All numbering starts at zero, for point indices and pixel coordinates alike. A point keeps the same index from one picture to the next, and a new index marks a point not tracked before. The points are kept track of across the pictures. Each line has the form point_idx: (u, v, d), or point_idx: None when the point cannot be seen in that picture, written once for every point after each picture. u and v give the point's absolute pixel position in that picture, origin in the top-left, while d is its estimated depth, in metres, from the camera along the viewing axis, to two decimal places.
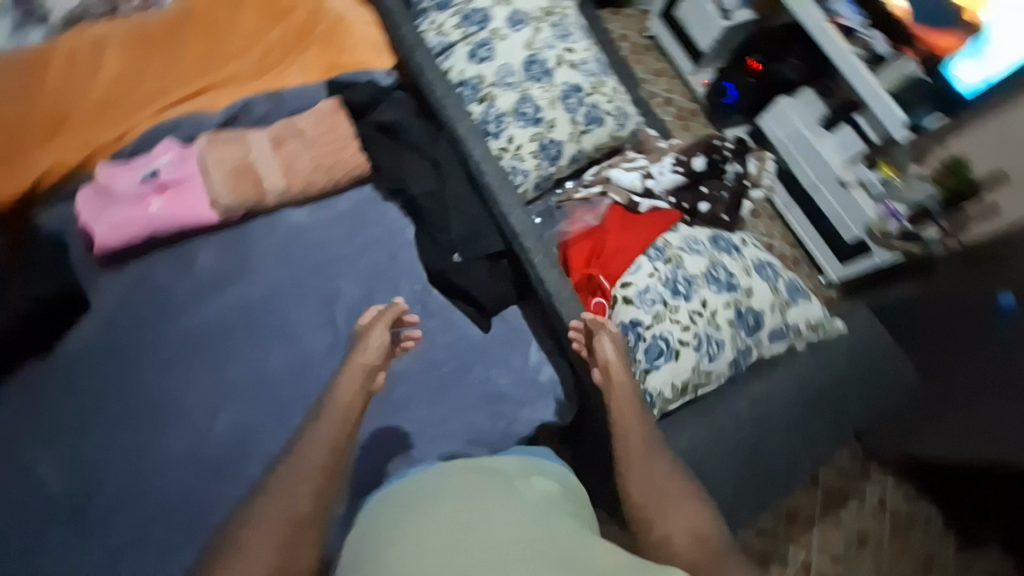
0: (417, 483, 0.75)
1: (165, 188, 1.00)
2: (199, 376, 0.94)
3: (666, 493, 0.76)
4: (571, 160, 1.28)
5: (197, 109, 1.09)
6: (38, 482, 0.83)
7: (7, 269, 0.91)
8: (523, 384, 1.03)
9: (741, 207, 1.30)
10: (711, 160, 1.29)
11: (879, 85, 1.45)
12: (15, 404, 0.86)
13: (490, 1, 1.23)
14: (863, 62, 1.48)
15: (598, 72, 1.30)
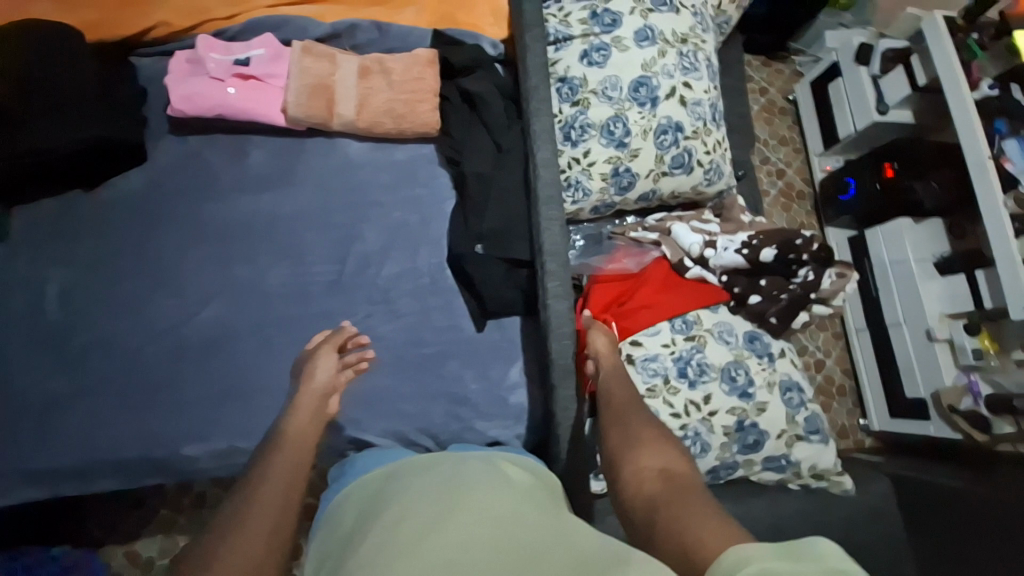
0: (378, 482, 0.74)
1: (247, 79, 1.04)
2: (208, 261, 0.99)
3: (635, 441, 0.71)
4: (640, 197, 1.19)
5: (306, 16, 1.12)
6: (51, 294, 0.94)
7: (85, 94, 0.97)
8: (491, 397, 1.00)
9: (798, 317, 1.15)
10: (783, 256, 1.13)
11: (1018, 253, 1.25)
12: (65, 224, 0.98)
13: (627, 7, 1.15)
14: (1011, 219, 1.28)
15: (708, 119, 1.19)
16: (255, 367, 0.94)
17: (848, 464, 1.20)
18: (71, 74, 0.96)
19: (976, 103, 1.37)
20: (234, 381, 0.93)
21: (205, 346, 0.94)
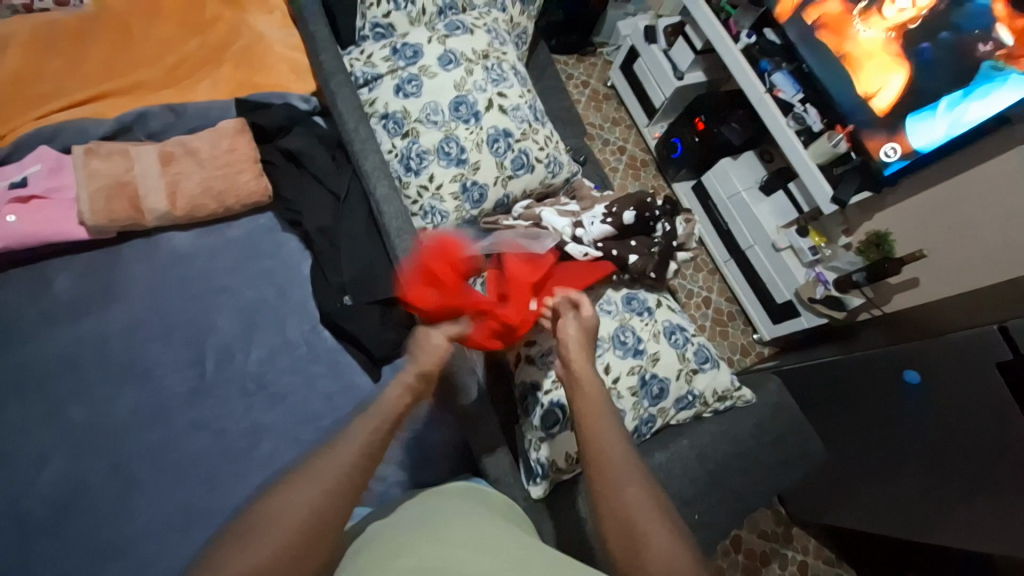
0: (371, 549, 0.68)
1: (27, 200, 0.92)
2: (27, 417, 0.83)
3: (639, 525, 0.67)
4: (496, 205, 1.23)
5: (83, 117, 1.02)
6: None
7: None
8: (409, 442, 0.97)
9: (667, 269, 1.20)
10: (641, 216, 1.17)
11: (810, 159, 1.49)
12: None
13: (424, 38, 1.20)
14: (797, 136, 1.52)
15: (532, 119, 1.28)
16: (121, 516, 0.80)
17: (747, 377, 1.34)
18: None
19: (744, 52, 1.63)
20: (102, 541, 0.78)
21: (49, 516, 0.78)
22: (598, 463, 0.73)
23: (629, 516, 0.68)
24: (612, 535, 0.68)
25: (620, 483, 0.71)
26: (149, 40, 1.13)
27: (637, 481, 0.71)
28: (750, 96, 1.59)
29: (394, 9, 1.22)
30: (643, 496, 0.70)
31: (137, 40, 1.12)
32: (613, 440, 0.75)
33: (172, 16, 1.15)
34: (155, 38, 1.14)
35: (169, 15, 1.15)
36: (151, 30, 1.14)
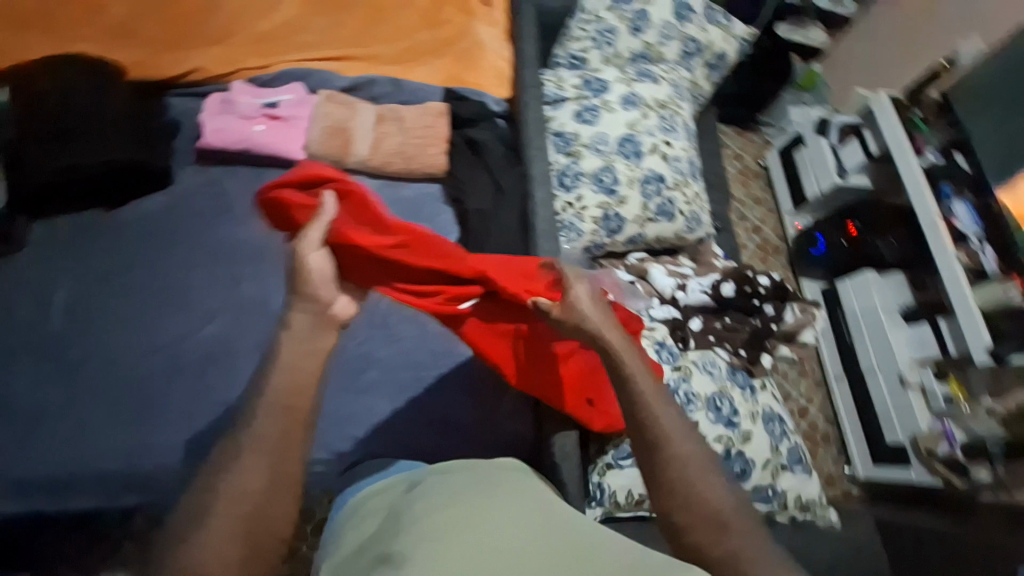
0: (419, 495, 0.69)
1: (273, 118, 1.14)
2: (216, 281, 1.04)
3: (689, 478, 0.63)
4: (627, 240, 1.28)
5: (329, 70, 1.25)
6: (56, 305, 0.97)
7: (132, 128, 1.07)
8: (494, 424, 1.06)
9: (762, 355, 1.15)
10: (740, 290, 1.17)
11: (973, 300, 1.36)
12: (86, 244, 1.03)
13: (614, 77, 1.30)
14: (965, 273, 1.39)
15: (686, 174, 1.31)
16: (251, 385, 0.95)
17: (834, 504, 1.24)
18: (113, 111, 1.07)
19: (923, 169, 1.55)
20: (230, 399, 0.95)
21: (205, 361, 0.96)
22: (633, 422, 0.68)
23: (672, 469, 0.63)
24: (657, 492, 0.63)
25: (658, 436, 0.66)
26: (393, 22, 1.34)
27: (681, 435, 0.66)
28: (919, 217, 1.49)
29: (592, 48, 1.34)
30: (687, 447, 0.65)
31: (385, 21, 1.33)
32: (647, 386, 0.70)
33: (418, 8, 1.34)
34: (398, 22, 1.33)
35: (417, 7, 1.34)
36: (398, 15, 1.34)
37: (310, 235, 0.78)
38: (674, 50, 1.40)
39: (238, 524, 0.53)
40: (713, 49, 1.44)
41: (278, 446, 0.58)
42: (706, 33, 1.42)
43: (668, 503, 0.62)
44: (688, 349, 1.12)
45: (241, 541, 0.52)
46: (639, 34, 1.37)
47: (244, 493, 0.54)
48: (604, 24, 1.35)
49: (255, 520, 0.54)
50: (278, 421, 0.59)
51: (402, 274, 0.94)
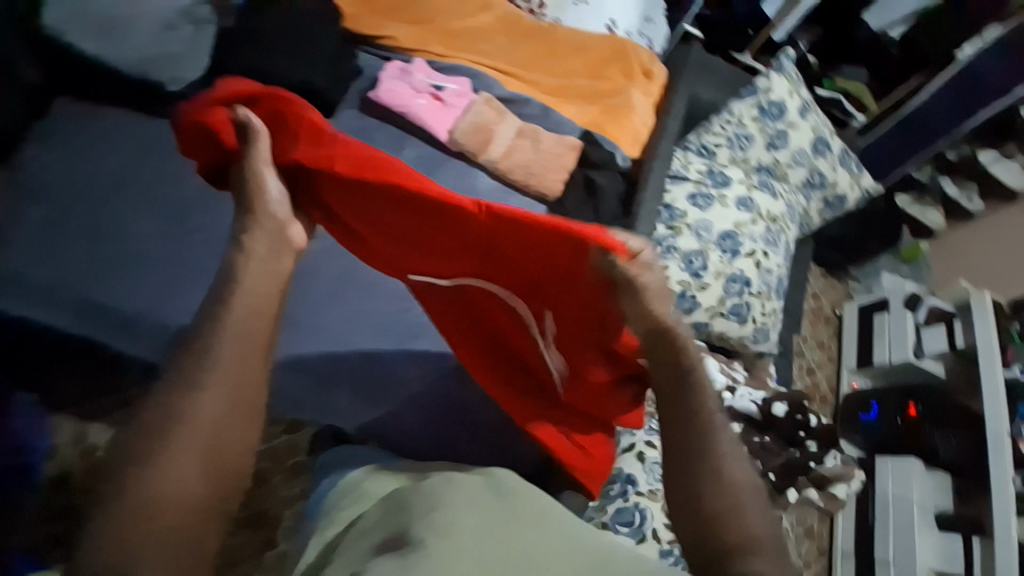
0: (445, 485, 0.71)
1: (435, 99, 1.26)
2: None
3: (742, 504, 0.64)
4: (693, 325, 1.31)
5: (494, 78, 1.38)
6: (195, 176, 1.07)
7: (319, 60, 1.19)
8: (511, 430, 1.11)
9: (790, 489, 1.10)
10: (791, 415, 1.12)
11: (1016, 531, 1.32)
12: None
13: (737, 178, 1.36)
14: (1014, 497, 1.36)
15: (772, 288, 1.34)
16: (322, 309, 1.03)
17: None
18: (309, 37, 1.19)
19: (1006, 381, 1.51)
20: (300, 312, 1.04)
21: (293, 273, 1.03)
22: (684, 435, 0.67)
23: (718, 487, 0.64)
24: (710, 525, 0.63)
25: (706, 451, 0.66)
26: (561, 62, 1.48)
27: (735, 458, 0.67)
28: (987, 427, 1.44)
29: (725, 146, 1.41)
30: (737, 470, 0.66)
31: (554, 59, 1.48)
32: (711, 405, 0.68)
33: (587, 58, 1.48)
34: (566, 63, 1.48)
35: (586, 57, 1.48)
36: (567, 57, 1.48)
37: (256, 146, 0.72)
38: (799, 176, 1.45)
39: (203, 445, 0.54)
40: (835, 190, 1.49)
41: (234, 379, 0.58)
42: (834, 173, 1.48)
43: (726, 531, 0.62)
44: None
45: (204, 462, 0.54)
46: (772, 150, 1.43)
47: (209, 424, 0.55)
48: (744, 130, 1.42)
49: (215, 453, 0.55)
50: (246, 351, 0.60)
51: (387, 228, 0.78)
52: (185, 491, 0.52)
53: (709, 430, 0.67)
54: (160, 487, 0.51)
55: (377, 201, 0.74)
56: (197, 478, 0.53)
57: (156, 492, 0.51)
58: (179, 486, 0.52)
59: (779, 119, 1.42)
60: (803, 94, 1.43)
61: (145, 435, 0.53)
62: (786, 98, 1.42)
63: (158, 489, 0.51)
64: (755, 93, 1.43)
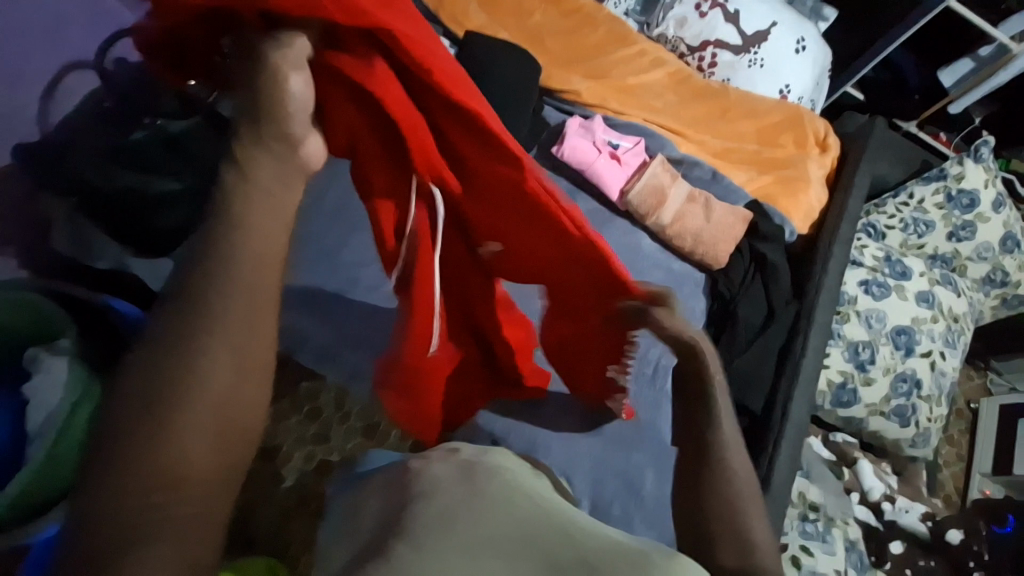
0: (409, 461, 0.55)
1: (612, 156, 1.27)
2: None
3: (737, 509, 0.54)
4: (849, 417, 1.25)
5: (667, 138, 1.37)
6: None
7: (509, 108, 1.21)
8: (654, 497, 1.03)
9: None
10: (968, 544, 1.10)
11: None
12: None
13: (917, 269, 1.28)
14: None
15: (943, 392, 1.26)
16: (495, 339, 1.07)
17: None
18: (503, 84, 1.20)
19: None
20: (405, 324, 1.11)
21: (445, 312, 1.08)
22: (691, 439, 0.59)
23: (721, 484, 0.55)
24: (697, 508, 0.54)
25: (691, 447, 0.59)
26: (730, 124, 1.44)
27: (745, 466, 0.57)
28: None
29: (898, 230, 1.34)
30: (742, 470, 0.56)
31: (723, 121, 1.45)
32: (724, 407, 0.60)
33: (757, 124, 1.45)
34: (734, 126, 1.44)
35: (756, 122, 1.45)
36: (737, 120, 1.45)
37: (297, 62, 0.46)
38: (979, 271, 1.36)
39: (231, 375, 0.35)
40: (1018, 290, 1.38)
41: (253, 298, 0.37)
42: (1021, 273, 1.36)
43: (708, 509, 0.54)
44: (878, 567, 1.08)
45: (215, 431, 0.34)
46: (954, 241, 1.34)
47: (238, 343, 0.36)
48: (924, 216, 1.34)
49: (233, 404, 0.35)
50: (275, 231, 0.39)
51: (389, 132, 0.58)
52: (192, 462, 0.33)
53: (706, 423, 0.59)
54: (181, 469, 0.33)
55: (431, 112, 0.58)
56: (218, 456, 0.34)
57: (169, 475, 0.32)
58: (204, 461, 0.34)
59: (969, 210, 1.33)
60: (1001, 186, 1.33)
61: (154, 384, 0.34)
62: (979, 188, 1.33)
63: (170, 468, 0.32)
64: (944, 179, 1.34)
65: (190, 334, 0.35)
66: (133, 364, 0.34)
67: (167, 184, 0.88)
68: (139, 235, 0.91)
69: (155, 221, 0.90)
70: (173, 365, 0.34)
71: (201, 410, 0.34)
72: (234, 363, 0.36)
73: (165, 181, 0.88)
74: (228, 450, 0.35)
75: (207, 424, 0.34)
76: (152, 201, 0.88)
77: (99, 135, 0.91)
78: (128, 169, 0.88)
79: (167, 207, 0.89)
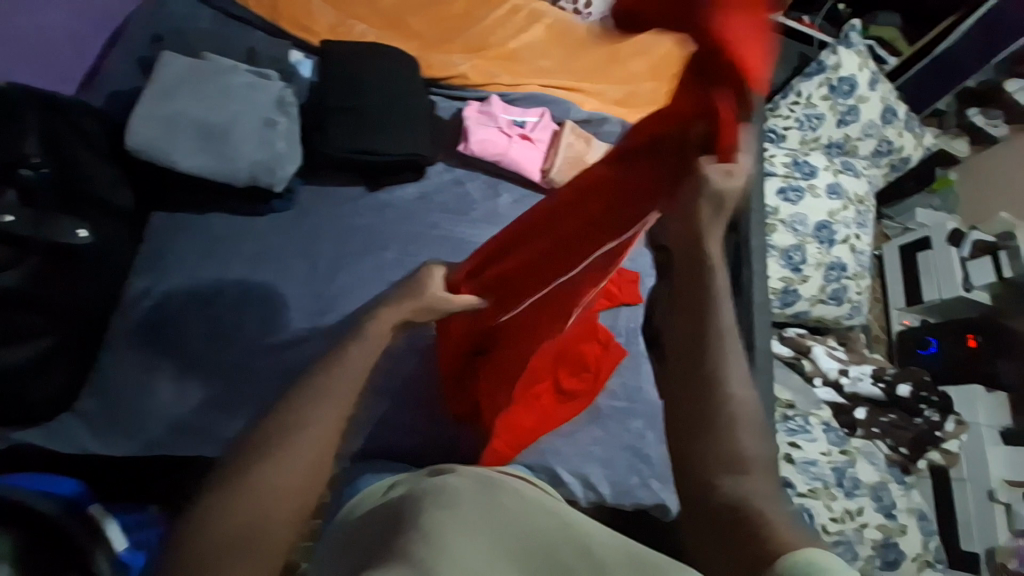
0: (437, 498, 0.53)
1: (522, 137, 1.21)
2: (420, 251, 1.10)
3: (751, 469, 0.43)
4: (795, 313, 1.36)
5: (568, 99, 1.31)
6: (314, 270, 1.03)
7: (400, 120, 1.09)
8: (661, 455, 1.10)
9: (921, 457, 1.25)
10: (916, 393, 1.27)
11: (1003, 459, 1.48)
12: (339, 222, 1.09)
13: (822, 164, 1.37)
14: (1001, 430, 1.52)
15: (865, 267, 1.40)
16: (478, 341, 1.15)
17: None
18: (388, 97, 1.09)
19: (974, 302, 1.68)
20: None
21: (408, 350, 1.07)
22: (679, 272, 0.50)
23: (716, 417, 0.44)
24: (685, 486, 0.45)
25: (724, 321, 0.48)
26: (623, 65, 1.41)
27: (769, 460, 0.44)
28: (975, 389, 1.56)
29: (795, 129, 1.41)
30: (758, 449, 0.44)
31: (616, 63, 1.41)
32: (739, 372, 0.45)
33: (648, 58, 1.42)
34: (627, 66, 1.41)
35: (647, 56, 1.42)
36: (628, 59, 1.41)
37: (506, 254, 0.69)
38: (869, 147, 1.48)
39: (313, 450, 0.48)
40: (901, 153, 1.52)
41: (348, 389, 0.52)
42: (901, 138, 1.50)
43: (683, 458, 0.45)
44: (852, 436, 1.23)
45: (300, 482, 0.47)
46: (844, 126, 1.44)
47: (325, 418, 0.50)
48: (814, 110, 1.42)
49: (314, 466, 0.48)
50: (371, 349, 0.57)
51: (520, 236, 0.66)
52: (266, 515, 0.45)
53: (710, 307, 0.47)
54: (258, 506, 0.45)
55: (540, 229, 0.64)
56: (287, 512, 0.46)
57: (239, 518, 0.44)
58: (277, 496, 0.46)
59: (850, 95, 1.42)
60: (872, 66, 1.43)
61: (258, 438, 0.48)
62: (855, 72, 1.42)
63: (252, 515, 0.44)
64: (824, 71, 1.41)
65: (298, 403, 0.50)
66: (282, 408, 0.50)
67: (40, 338, 0.83)
68: (15, 410, 0.83)
69: (38, 386, 0.83)
70: (283, 426, 0.49)
71: (299, 480, 0.47)
72: (325, 436, 0.49)
73: (27, 343, 0.82)
74: (296, 514, 0.46)
75: (290, 480, 0.46)
76: (22, 370, 0.81)
77: None
78: None
79: (49, 366, 0.84)
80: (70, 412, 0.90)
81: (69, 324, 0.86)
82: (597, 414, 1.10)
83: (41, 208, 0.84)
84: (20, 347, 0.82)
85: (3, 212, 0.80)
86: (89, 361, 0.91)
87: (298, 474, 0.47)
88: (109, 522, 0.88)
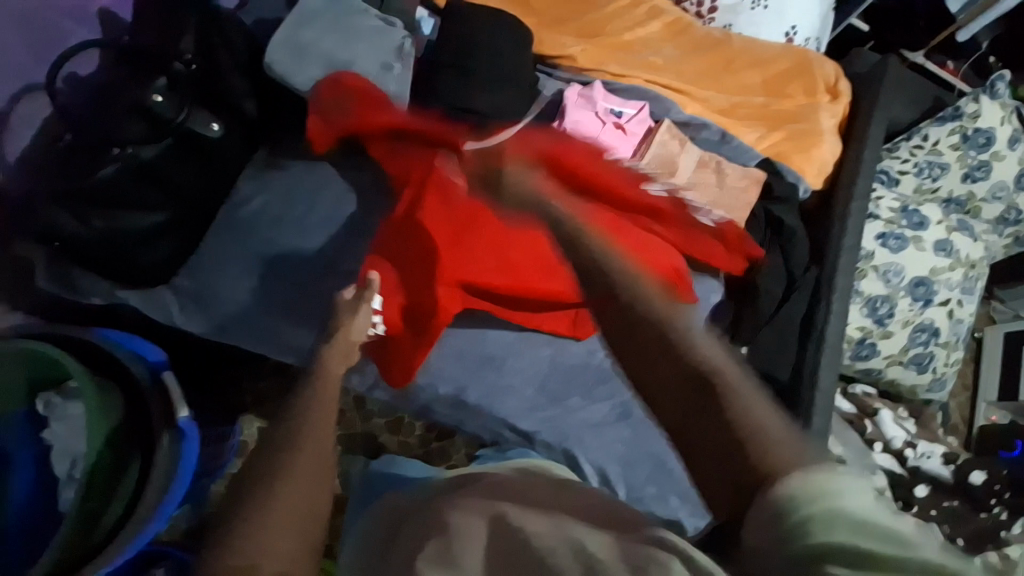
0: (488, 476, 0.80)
1: (616, 127, 1.20)
2: None
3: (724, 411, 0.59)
4: (867, 370, 1.25)
5: (672, 99, 1.28)
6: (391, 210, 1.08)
7: (503, 86, 1.12)
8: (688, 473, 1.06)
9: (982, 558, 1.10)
10: (993, 485, 1.14)
11: None
12: None
13: (936, 216, 1.25)
14: None
15: (960, 339, 1.26)
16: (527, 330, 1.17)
17: None
18: (496, 63, 1.12)
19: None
20: None
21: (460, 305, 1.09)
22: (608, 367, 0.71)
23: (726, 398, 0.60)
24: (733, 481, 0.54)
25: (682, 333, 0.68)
26: (735, 75, 1.36)
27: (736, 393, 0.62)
28: None
29: (913, 175, 1.30)
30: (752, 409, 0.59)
31: (728, 72, 1.36)
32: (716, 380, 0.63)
33: (764, 73, 1.36)
34: (739, 77, 1.35)
35: (764, 71, 1.36)
36: (742, 70, 1.36)
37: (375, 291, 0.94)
38: (994, 212, 1.33)
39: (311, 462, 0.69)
40: None
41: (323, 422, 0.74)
42: None
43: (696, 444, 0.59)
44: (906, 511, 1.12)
45: (298, 510, 0.64)
46: (969, 182, 1.30)
47: (308, 442, 0.71)
48: (939, 158, 1.30)
49: (311, 487, 0.66)
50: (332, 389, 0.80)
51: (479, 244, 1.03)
52: (277, 544, 0.60)
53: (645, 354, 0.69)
54: (273, 534, 0.61)
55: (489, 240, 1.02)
56: (300, 541, 0.62)
57: (271, 535, 0.61)
58: (287, 522, 0.62)
59: (984, 149, 1.29)
60: (1016, 123, 1.30)
61: (264, 473, 0.67)
62: (996, 126, 1.29)
63: (261, 546, 0.59)
64: (960, 118, 1.30)
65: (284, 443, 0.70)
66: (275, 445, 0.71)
67: (157, 214, 0.94)
68: (126, 270, 0.95)
69: (146, 253, 0.95)
70: (281, 467, 0.67)
71: (297, 506, 0.64)
72: (310, 465, 0.69)
73: (148, 214, 0.94)
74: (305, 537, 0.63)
75: (305, 505, 0.65)
76: (137, 237, 0.93)
77: (63, 179, 0.90)
78: (108, 211, 0.91)
79: (159, 239, 0.95)
80: (165, 285, 1.00)
81: (184, 204, 0.97)
82: (630, 415, 1.07)
83: (183, 95, 0.93)
84: (142, 215, 0.93)
85: (156, 93, 0.90)
86: (193, 242, 1.01)
87: (301, 507, 0.65)
88: (175, 388, 0.95)
